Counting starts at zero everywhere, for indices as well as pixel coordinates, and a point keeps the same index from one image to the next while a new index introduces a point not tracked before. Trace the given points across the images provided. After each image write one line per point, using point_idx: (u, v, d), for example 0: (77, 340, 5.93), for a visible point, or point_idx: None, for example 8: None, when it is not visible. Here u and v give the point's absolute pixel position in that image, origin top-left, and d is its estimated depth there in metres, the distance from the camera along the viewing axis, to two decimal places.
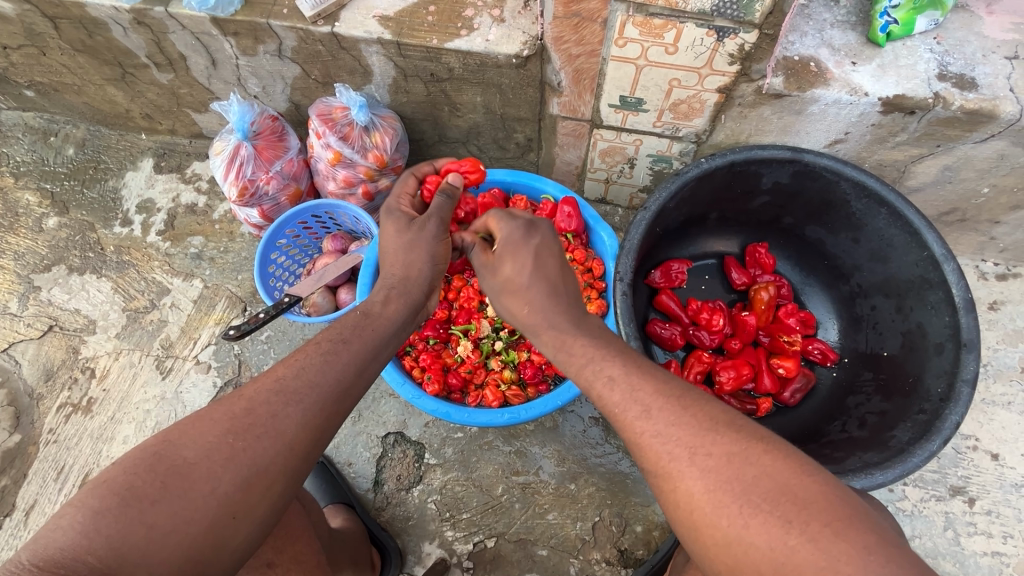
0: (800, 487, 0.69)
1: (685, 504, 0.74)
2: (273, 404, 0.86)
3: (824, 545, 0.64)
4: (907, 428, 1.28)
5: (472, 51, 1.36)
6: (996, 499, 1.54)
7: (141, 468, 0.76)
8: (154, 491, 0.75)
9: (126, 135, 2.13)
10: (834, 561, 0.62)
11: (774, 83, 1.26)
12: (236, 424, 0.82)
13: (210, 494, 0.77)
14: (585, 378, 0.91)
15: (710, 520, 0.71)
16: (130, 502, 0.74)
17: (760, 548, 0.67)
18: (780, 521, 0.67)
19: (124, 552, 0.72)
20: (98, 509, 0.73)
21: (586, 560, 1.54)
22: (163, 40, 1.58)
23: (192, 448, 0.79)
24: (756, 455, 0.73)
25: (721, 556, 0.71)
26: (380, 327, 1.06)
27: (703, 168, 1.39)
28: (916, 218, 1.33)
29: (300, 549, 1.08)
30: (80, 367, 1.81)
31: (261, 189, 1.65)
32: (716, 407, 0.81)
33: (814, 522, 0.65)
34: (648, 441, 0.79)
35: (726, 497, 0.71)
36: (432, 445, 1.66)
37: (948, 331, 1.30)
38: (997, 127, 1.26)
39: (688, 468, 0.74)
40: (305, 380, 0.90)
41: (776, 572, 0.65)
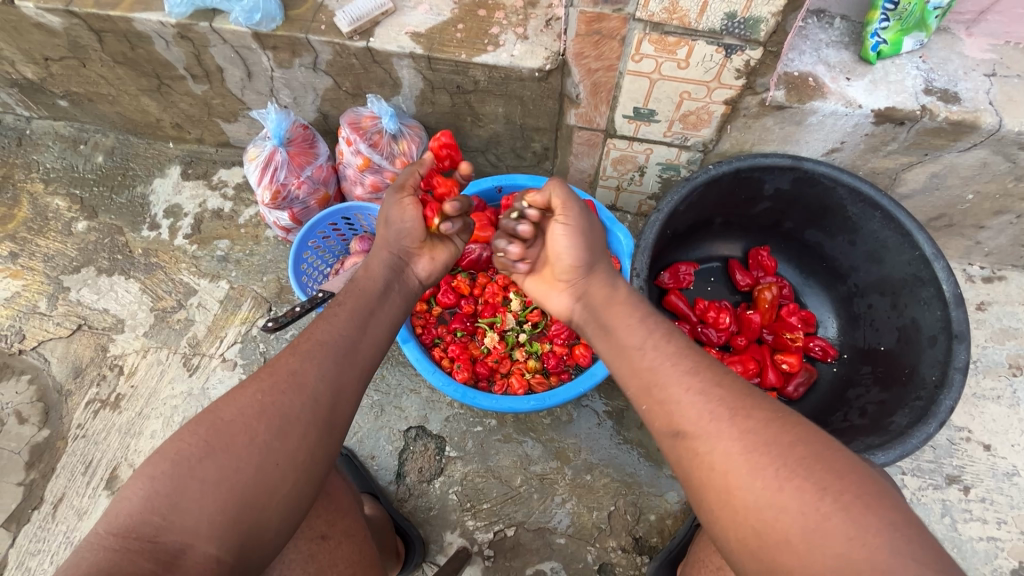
0: (833, 460, 0.80)
1: (720, 465, 0.84)
2: (291, 363, 0.96)
3: (854, 514, 0.74)
4: (905, 414, 1.37)
5: (498, 65, 1.47)
6: (989, 487, 1.62)
7: (186, 436, 0.87)
8: (199, 450, 0.85)
9: (154, 143, 2.22)
10: (863, 532, 0.72)
11: (776, 96, 1.38)
12: (262, 385, 0.92)
13: (248, 445, 0.86)
14: (636, 338, 1.02)
15: (743, 483, 0.81)
16: (182, 463, 0.83)
17: (791, 510, 0.77)
18: (815, 488, 0.76)
19: (184, 506, 0.81)
20: (155, 474, 0.82)
21: (602, 548, 1.60)
22: (203, 53, 1.69)
23: (228, 411, 0.89)
24: (790, 427, 0.84)
25: (748, 518, 0.80)
26: (366, 286, 1.15)
27: (711, 173, 1.50)
28: (908, 221, 1.44)
29: (345, 523, 1.15)
30: (109, 364, 1.87)
31: (292, 193, 1.74)
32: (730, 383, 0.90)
33: (846, 496, 0.75)
34: (692, 400, 0.90)
35: (762, 461, 0.81)
36: (453, 438, 1.72)
37: (940, 324, 1.40)
38: (979, 137, 1.38)
39: (728, 431, 0.85)
40: (315, 341, 1.00)
41: (804, 538, 0.75)
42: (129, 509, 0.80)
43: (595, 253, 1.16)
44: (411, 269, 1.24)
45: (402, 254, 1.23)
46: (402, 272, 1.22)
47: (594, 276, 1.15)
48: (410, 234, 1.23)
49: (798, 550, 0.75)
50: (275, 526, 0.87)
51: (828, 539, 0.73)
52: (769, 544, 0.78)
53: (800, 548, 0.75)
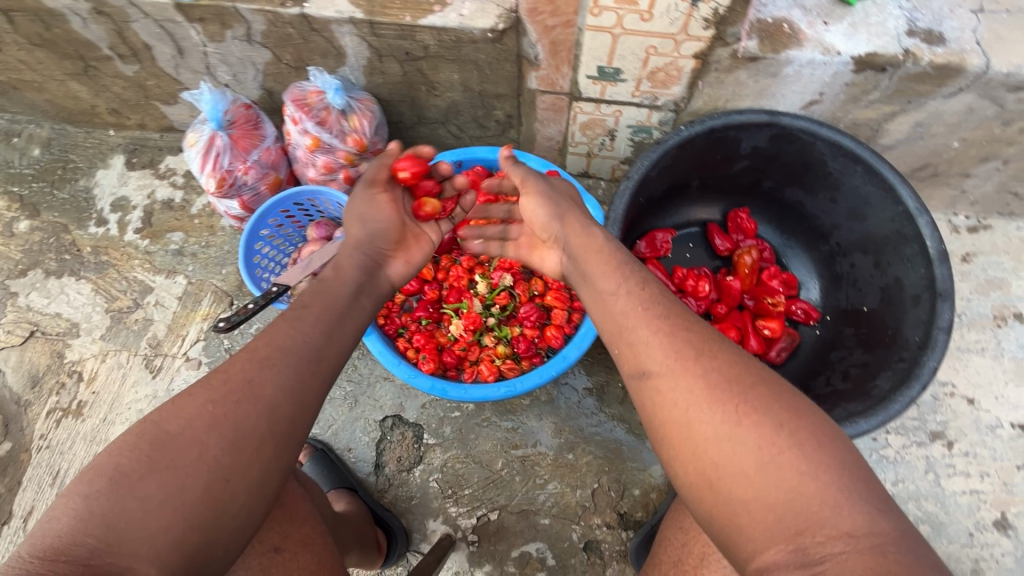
0: (793, 402, 0.76)
1: (684, 402, 0.79)
2: (248, 369, 0.85)
3: (806, 450, 0.71)
4: (887, 377, 1.33)
5: (447, 27, 1.34)
6: (973, 441, 1.61)
7: (128, 448, 0.75)
8: (141, 465, 0.74)
9: (94, 132, 2.06)
10: (814, 467, 0.70)
11: (749, 47, 1.27)
12: (214, 393, 0.82)
13: (200, 460, 0.77)
14: (611, 283, 0.96)
15: (704, 417, 0.77)
16: (121, 479, 0.73)
17: (747, 445, 0.73)
18: (773, 424, 0.73)
19: (122, 528, 0.70)
20: (90, 491, 0.72)
21: (587, 526, 1.58)
22: (125, 29, 1.53)
23: (176, 422, 0.79)
24: (755, 372, 0.80)
25: (706, 452, 0.75)
26: (334, 289, 1.04)
27: (683, 135, 1.41)
28: (891, 175, 1.36)
29: (304, 532, 1.10)
30: (67, 371, 1.78)
31: (239, 179, 1.62)
32: (704, 340, 0.84)
33: (801, 432, 0.73)
34: (659, 342, 0.85)
35: (724, 399, 0.77)
36: (431, 425, 1.67)
37: (924, 282, 1.35)
38: (965, 81, 1.29)
39: (694, 369, 0.80)
40: (277, 346, 0.90)
41: (758, 470, 0.71)
42: (58, 529, 0.69)
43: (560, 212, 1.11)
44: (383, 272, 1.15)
45: (376, 254, 1.14)
46: (374, 274, 1.12)
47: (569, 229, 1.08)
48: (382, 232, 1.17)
49: (753, 481, 0.71)
50: (225, 546, 0.78)
51: (782, 471, 0.70)
52: (725, 477, 0.73)
53: (755, 479, 0.71)
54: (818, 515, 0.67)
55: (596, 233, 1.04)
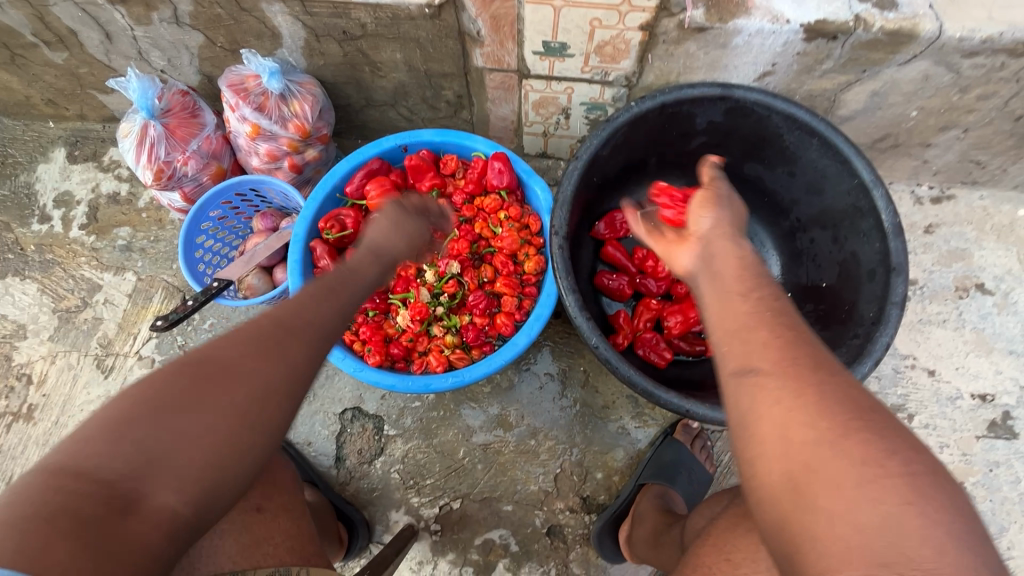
0: (915, 440, 0.65)
1: (785, 403, 0.69)
2: (276, 332, 0.80)
3: (924, 487, 0.60)
4: (842, 353, 1.32)
5: (381, 3, 1.28)
6: (933, 413, 1.62)
7: (167, 372, 0.70)
8: (182, 396, 0.69)
9: (32, 124, 1.97)
10: (924, 501, 0.59)
11: (695, 16, 1.21)
12: (256, 334, 0.79)
13: (232, 407, 0.71)
14: (735, 286, 0.86)
15: (803, 421, 0.67)
16: (162, 406, 0.67)
17: (850, 461, 0.62)
18: (885, 446, 0.62)
19: (151, 454, 0.65)
20: (130, 412, 0.66)
21: (550, 511, 1.57)
22: (45, 14, 1.45)
23: (221, 354, 0.74)
24: (874, 401, 0.69)
25: (800, 454, 0.65)
26: (359, 273, 1.01)
27: (633, 112, 1.36)
28: (846, 147, 1.32)
29: (284, 498, 1.11)
30: (16, 374, 1.73)
31: (178, 170, 1.55)
32: (822, 359, 0.74)
33: (915, 464, 0.62)
34: (774, 344, 0.75)
35: (833, 410, 0.66)
36: (391, 416, 1.65)
37: (878, 257, 1.33)
38: (919, 47, 1.25)
39: (805, 376, 0.70)
40: (305, 314, 0.86)
41: (855, 487, 0.61)
42: (85, 439, 0.63)
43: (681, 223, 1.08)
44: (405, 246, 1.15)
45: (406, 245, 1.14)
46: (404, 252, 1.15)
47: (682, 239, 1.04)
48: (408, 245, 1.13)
49: (845, 496, 0.61)
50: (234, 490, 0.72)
51: (886, 496, 0.59)
52: (819, 491, 0.63)
53: (848, 492, 0.61)
54: (919, 556, 0.56)
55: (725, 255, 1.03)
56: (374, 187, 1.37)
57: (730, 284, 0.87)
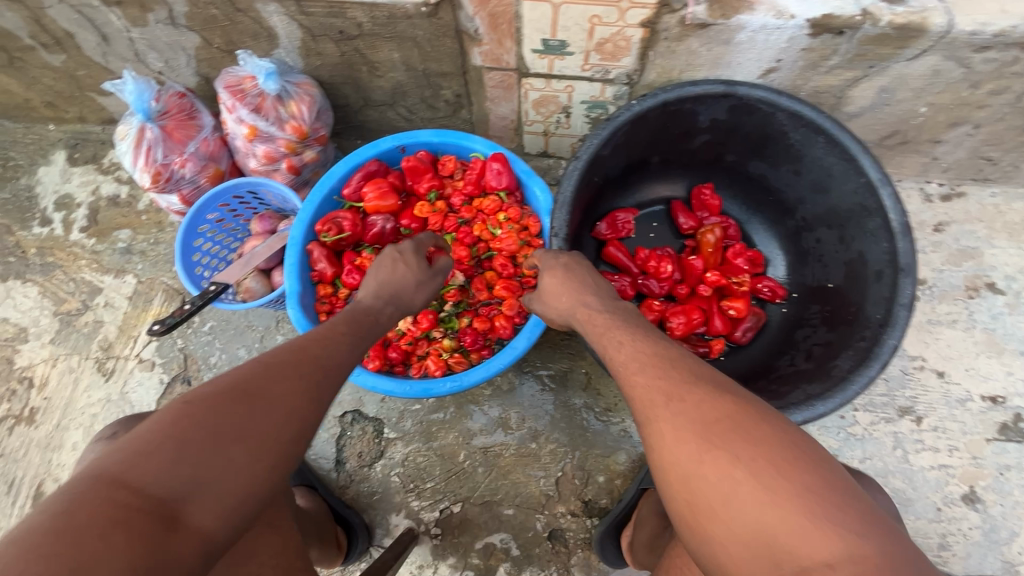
0: (757, 429, 0.71)
1: (661, 445, 0.77)
2: (316, 374, 0.85)
3: (766, 479, 0.67)
4: (848, 356, 1.29)
5: (377, 2, 1.26)
6: (942, 415, 1.58)
7: (217, 395, 0.73)
8: (234, 425, 0.71)
9: (32, 127, 1.97)
10: (775, 497, 0.65)
11: (697, 12, 1.19)
12: (281, 375, 0.81)
13: (276, 441, 0.74)
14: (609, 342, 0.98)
15: (671, 457, 0.75)
16: (214, 433, 0.69)
17: (710, 480, 0.70)
18: (731, 457, 0.69)
19: (200, 476, 0.66)
20: (181, 434, 0.67)
21: (551, 515, 1.56)
22: (42, 16, 1.44)
23: (252, 385, 0.77)
24: (722, 404, 0.75)
25: (681, 490, 0.73)
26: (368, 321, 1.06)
27: (634, 110, 1.33)
28: (852, 144, 1.29)
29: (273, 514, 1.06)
30: (17, 377, 1.74)
31: (176, 172, 1.54)
32: (677, 383, 0.81)
33: (769, 456, 0.68)
34: (647, 383, 0.84)
35: (688, 435, 0.74)
36: (391, 419, 1.64)
37: (886, 257, 1.30)
38: (928, 41, 1.21)
39: (665, 412, 0.78)
40: (335, 360, 0.91)
41: (723, 505, 0.68)
42: (134, 456, 0.64)
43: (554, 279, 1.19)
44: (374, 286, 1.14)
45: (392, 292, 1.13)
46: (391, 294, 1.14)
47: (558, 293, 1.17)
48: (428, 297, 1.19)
49: (722, 514, 0.68)
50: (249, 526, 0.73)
51: (750, 503, 0.66)
52: (707, 518, 0.70)
53: (721, 512, 0.68)
54: (790, 547, 0.63)
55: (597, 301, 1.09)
56: (372, 190, 1.37)
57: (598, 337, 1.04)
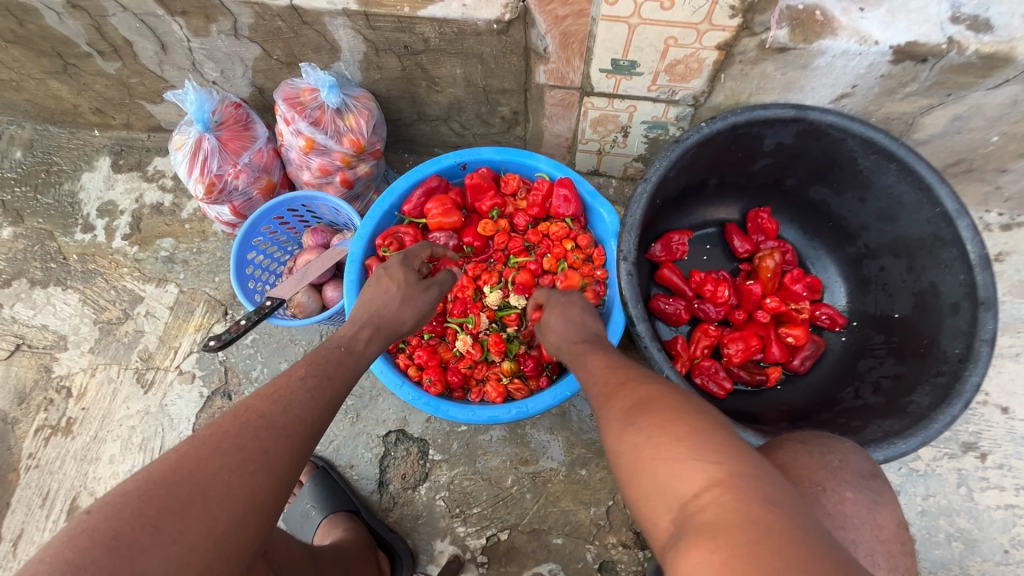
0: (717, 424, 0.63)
1: (616, 409, 0.74)
2: (268, 438, 0.71)
3: (698, 446, 0.60)
4: (925, 392, 1.24)
5: (448, 18, 1.24)
6: (1008, 452, 1.53)
7: (139, 500, 0.59)
8: (145, 536, 0.57)
9: (78, 133, 1.96)
10: (678, 442, 0.62)
11: (779, 36, 1.16)
12: (230, 455, 0.67)
13: (207, 537, 0.60)
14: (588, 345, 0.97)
15: (624, 419, 0.71)
16: (118, 553, 0.55)
17: (647, 440, 0.65)
18: (663, 411, 0.67)
19: None
20: (74, 565, 0.53)
21: (602, 546, 1.50)
22: (103, 25, 1.43)
23: (184, 480, 0.62)
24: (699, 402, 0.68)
25: (619, 446, 0.69)
26: (352, 360, 0.94)
27: (704, 133, 1.30)
28: (929, 174, 1.26)
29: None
30: (55, 386, 1.71)
31: (229, 184, 1.52)
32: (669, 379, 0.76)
33: (682, 416, 0.66)
34: (605, 372, 0.86)
35: (648, 402, 0.70)
36: (436, 440, 1.60)
37: (964, 289, 1.25)
38: (1013, 71, 1.19)
39: (640, 388, 0.76)
40: (292, 413, 0.77)
41: (637, 444, 0.66)
42: None
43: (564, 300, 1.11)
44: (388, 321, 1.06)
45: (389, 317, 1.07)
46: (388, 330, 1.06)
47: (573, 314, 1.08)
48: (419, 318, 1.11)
49: (636, 460, 0.65)
50: None
51: (654, 447, 0.64)
52: (619, 467, 0.68)
53: (635, 461, 0.65)
54: (673, 487, 0.59)
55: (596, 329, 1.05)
56: (435, 207, 1.35)
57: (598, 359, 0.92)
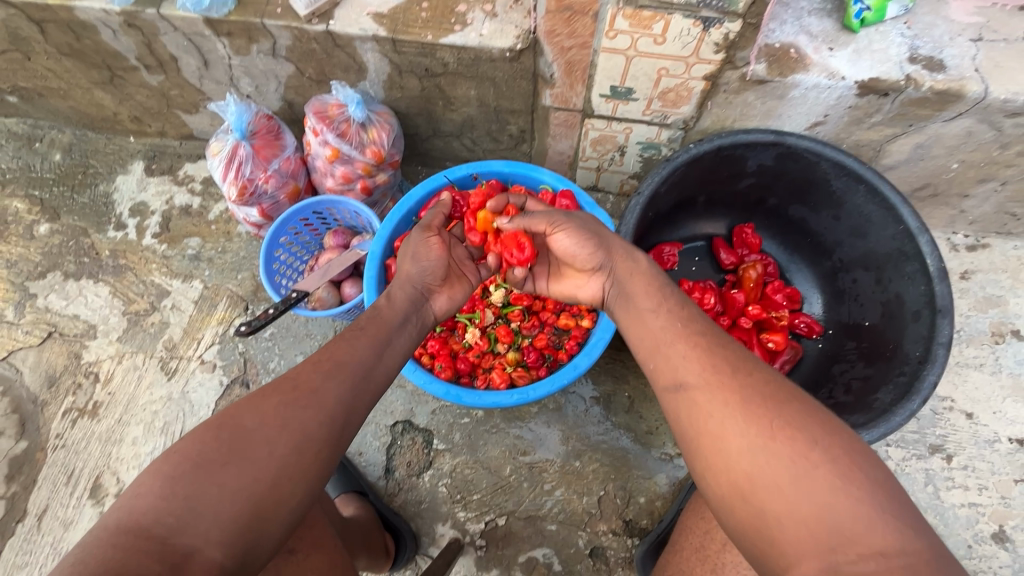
0: (832, 428, 0.79)
1: (720, 416, 0.84)
2: (314, 380, 0.91)
3: (839, 466, 0.74)
4: (889, 390, 1.37)
5: (466, 46, 1.40)
6: (971, 454, 1.65)
7: (215, 433, 0.81)
8: (221, 455, 0.80)
9: (114, 138, 2.11)
10: (847, 484, 0.72)
11: (757, 70, 1.32)
12: (285, 396, 0.87)
13: (269, 457, 0.81)
14: (652, 300, 1.05)
15: (736, 432, 0.81)
16: (202, 466, 0.78)
17: (779, 459, 0.76)
18: (807, 440, 0.76)
19: (198, 509, 0.75)
20: (174, 474, 0.77)
21: (593, 533, 1.61)
22: (153, 42, 1.58)
23: (251, 416, 0.84)
24: (790, 393, 0.84)
25: (741, 463, 0.79)
26: (387, 317, 1.10)
27: (692, 153, 1.45)
28: (891, 195, 1.41)
29: (315, 534, 1.14)
30: (84, 372, 1.82)
31: (259, 188, 1.66)
32: (733, 359, 0.90)
33: (836, 450, 0.75)
34: (697, 357, 0.92)
35: (759, 414, 0.81)
36: (441, 431, 1.71)
37: (924, 299, 1.39)
38: (964, 106, 1.34)
39: (729, 385, 0.86)
40: (336, 359, 0.96)
41: (764, 468, 0.77)
42: (148, 502, 0.75)
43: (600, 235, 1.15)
44: (429, 306, 1.20)
45: (425, 289, 1.20)
46: (421, 306, 1.18)
47: (613, 254, 1.14)
48: (431, 270, 1.21)
49: (785, 491, 0.75)
50: (268, 544, 0.81)
51: (814, 485, 0.73)
52: (757, 489, 0.77)
53: (787, 492, 0.74)
54: (851, 533, 0.69)
55: (642, 259, 1.13)
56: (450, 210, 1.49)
57: (641, 301, 1.06)
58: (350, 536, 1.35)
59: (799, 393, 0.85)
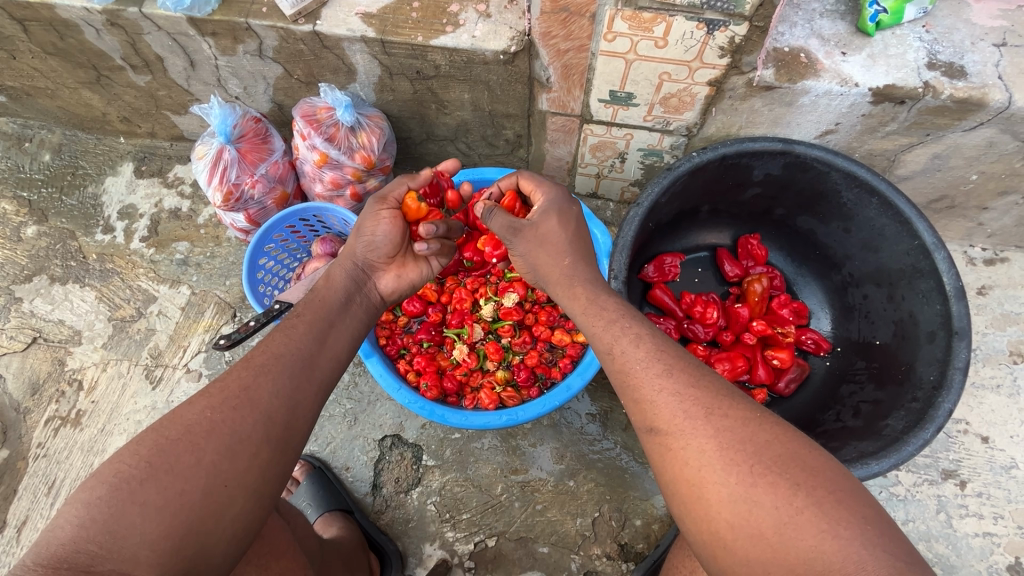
0: (809, 458, 0.76)
1: (696, 461, 0.77)
2: (244, 377, 0.86)
3: (825, 508, 0.70)
4: (900, 417, 1.29)
5: (458, 48, 1.33)
6: (987, 481, 1.56)
7: (133, 453, 0.75)
8: (141, 471, 0.74)
9: (104, 139, 2.07)
10: (835, 525, 0.69)
11: (765, 75, 1.25)
12: (212, 400, 0.82)
13: (198, 465, 0.76)
14: (605, 341, 0.94)
15: (718, 478, 0.75)
16: (120, 486, 0.72)
17: (766, 506, 0.72)
18: (791, 484, 0.72)
19: (124, 532, 0.70)
20: (90, 499, 0.71)
21: (587, 556, 1.54)
22: (138, 41, 1.52)
23: (174, 428, 0.78)
24: (769, 426, 0.79)
25: (721, 513, 0.74)
26: (326, 297, 1.08)
27: (695, 161, 1.37)
28: (907, 208, 1.32)
29: (283, 565, 1.08)
30: (67, 379, 1.78)
31: (246, 193, 1.61)
32: (712, 397, 0.82)
33: (820, 491, 0.72)
34: (666, 401, 0.83)
35: (739, 458, 0.75)
36: (430, 446, 1.65)
37: (939, 319, 1.31)
38: (986, 115, 1.26)
39: (703, 428, 0.78)
40: (268, 354, 0.91)
41: (747, 519, 0.72)
42: (65, 535, 0.69)
43: (539, 269, 1.10)
44: (373, 284, 1.18)
45: (367, 265, 1.18)
46: (364, 283, 1.16)
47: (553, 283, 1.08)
48: (376, 246, 1.18)
49: (772, 542, 0.71)
50: (217, 563, 0.76)
51: (802, 533, 0.69)
52: (741, 539, 0.73)
53: (774, 542, 0.71)
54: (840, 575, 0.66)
55: (578, 294, 1.03)
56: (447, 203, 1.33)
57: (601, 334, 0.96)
58: (330, 562, 1.29)
59: (775, 426, 0.79)
